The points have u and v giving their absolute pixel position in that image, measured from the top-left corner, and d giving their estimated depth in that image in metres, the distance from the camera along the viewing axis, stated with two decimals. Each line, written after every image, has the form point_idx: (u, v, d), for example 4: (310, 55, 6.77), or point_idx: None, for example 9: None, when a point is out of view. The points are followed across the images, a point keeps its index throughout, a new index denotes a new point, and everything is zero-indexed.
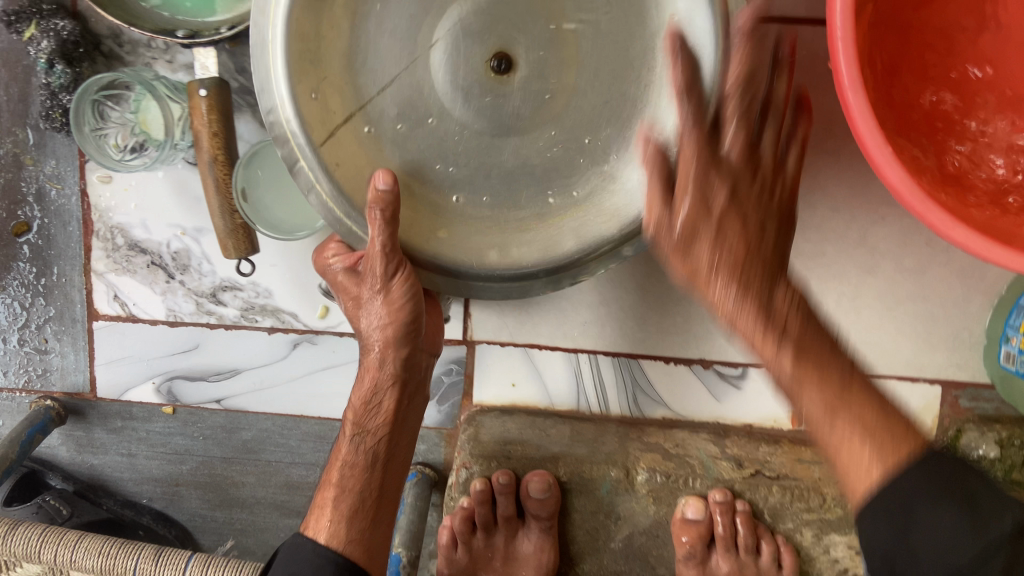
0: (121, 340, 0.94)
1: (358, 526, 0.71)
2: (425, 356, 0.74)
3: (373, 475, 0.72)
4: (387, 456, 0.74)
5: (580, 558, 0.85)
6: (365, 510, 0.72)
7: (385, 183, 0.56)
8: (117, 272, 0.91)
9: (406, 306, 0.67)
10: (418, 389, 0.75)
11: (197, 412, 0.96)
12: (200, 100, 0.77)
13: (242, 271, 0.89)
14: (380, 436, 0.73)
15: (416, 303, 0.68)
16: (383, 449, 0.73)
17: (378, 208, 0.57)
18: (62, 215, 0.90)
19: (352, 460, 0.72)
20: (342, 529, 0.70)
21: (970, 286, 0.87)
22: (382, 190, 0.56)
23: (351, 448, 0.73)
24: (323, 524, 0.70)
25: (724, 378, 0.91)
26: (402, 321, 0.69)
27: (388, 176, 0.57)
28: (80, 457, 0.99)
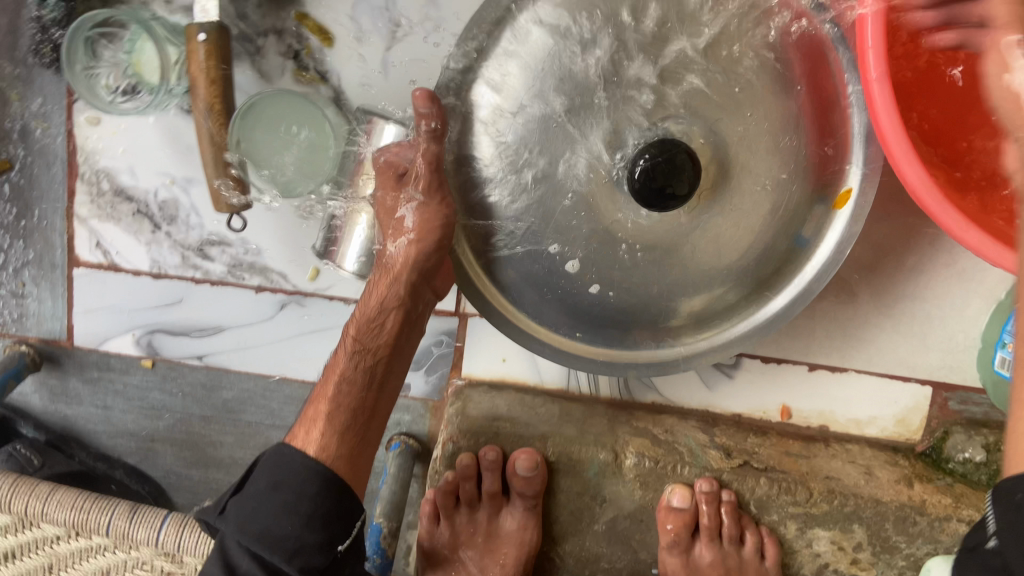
0: (101, 289, 0.91)
1: (349, 443, 0.67)
2: (431, 294, 0.72)
3: (368, 395, 0.69)
4: (383, 379, 0.70)
5: (562, 538, 0.83)
6: (356, 427, 0.67)
7: (424, 104, 0.57)
8: (100, 218, 0.88)
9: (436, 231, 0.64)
10: (417, 321, 0.73)
11: (178, 367, 0.94)
12: (199, 45, 0.74)
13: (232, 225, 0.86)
14: (378, 357, 0.70)
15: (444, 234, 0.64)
16: (378, 366, 0.70)
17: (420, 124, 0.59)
18: (46, 155, 0.86)
19: (351, 375, 0.68)
20: (331, 443, 0.65)
21: (968, 288, 0.87)
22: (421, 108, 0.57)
23: (350, 365, 0.69)
24: (314, 436, 0.66)
25: (717, 367, 0.91)
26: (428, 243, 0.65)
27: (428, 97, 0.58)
28: (53, 407, 0.96)
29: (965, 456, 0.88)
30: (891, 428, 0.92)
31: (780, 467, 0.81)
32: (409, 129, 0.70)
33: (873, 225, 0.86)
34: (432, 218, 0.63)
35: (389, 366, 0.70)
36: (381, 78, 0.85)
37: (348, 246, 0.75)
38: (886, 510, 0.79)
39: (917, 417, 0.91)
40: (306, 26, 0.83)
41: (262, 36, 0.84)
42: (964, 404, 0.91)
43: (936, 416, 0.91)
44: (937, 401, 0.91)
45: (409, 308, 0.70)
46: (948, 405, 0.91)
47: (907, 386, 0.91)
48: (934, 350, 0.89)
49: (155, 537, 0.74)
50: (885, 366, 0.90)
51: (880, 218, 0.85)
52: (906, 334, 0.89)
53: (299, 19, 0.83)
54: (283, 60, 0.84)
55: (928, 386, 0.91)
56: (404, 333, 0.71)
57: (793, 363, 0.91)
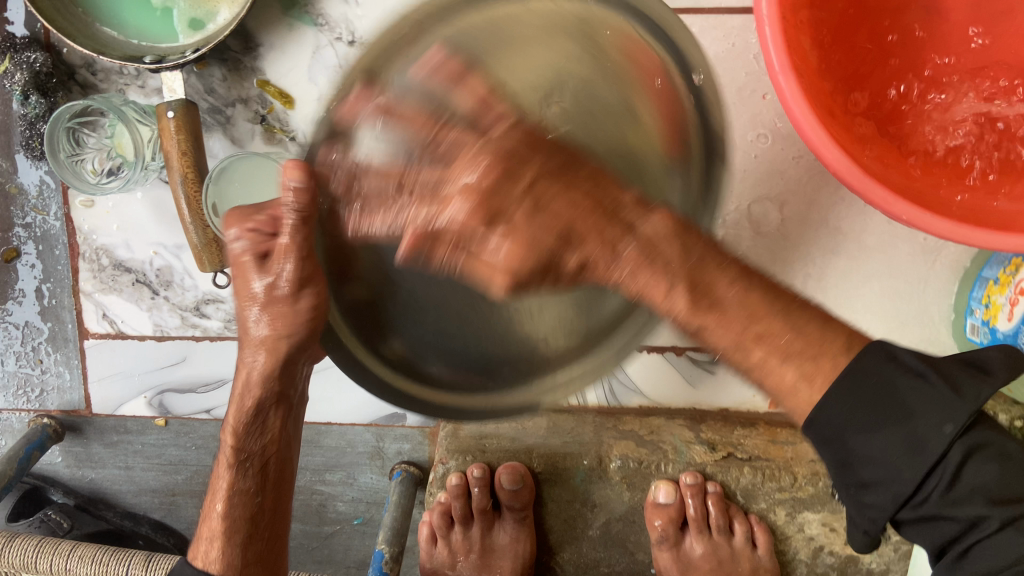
0: (111, 357, 0.97)
1: (256, 550, 0.69)
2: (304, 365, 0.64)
3: (264, 498, 0.69)
4: (279, 477, 0.70)
5: (559, 547, 0.86)
6: (260, 536, 0.69)
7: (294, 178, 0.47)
8: (103, 291, 0.95)
9: (302, 323, 0.55)
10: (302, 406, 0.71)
11: (189, 423, 1.00)
12: (169, 121, 0.81)
13: (220, 283, 0.92)
14: (266, 457, 0.68)
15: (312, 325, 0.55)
16: (266, 467, 0.69)
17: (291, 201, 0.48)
18: (49, 240, 0.93)
19: (240, 487, 0.68)
20: (232, 560, 0.67)
21: (935, 261, 0.88)
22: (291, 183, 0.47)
23: (239, 477, 0.68)
24: (213, 556, 0.67)
25: (698, 366, 0.86)
26: (297, 334, 0.56)
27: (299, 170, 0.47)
28: (80, 472, 1.03)
29: None
30: None
31: (765, 455, 0.83)
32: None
33: (831, 210, 0.87)
34: (301, 311, 0.54)
35: (281, 467, 0.70)
36: None
37: None
38: None
39: None
40: (268, 91, 0.89)
41: (231, 105, 0.90)
42: None
43: None
44: None
45: (285, 401, 0.66)
46: None
47: None
48: (910, 325, 0.91)
49: None
50: None
51: (837, 203, 0.87)
52: (880, 314, 0.91)
53: (261, 86, 0.89)
54: (252, 125, 0.91)
55: None
56: (288, 423, 0.70)
57: None
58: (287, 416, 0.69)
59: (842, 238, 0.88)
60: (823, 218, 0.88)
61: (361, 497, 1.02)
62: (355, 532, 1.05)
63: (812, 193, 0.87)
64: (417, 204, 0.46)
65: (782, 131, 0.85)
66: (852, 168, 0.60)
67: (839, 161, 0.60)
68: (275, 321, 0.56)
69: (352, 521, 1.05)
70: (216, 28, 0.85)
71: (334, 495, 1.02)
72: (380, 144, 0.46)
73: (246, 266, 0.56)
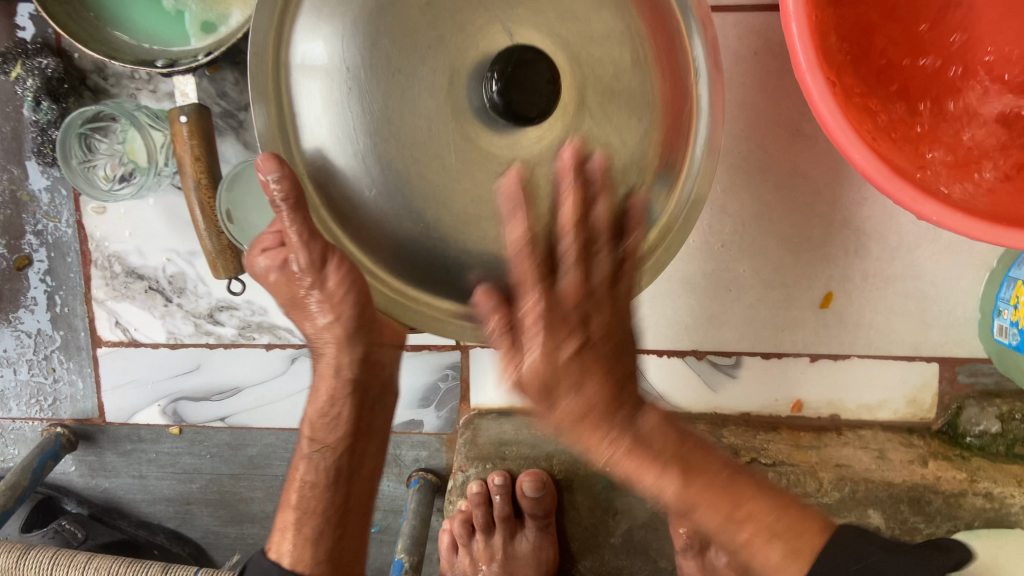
0: (124, 364, 0.96)
1: (325, 547, 0.71)
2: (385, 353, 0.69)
3: (336, 491, 0.71)
4: (350, 469, 0.72)
5: (581, 555, 0.85)
6: (331, 527, 0.72)
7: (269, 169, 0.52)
8: (116, 298, 0.94)
9: (346, 300, 0.61)
10: (383, 392, 0.72)
11: (203, 431, 0.98)
12: (182, 126, 0.79)
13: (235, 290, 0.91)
14: (339, 451, 0.71)
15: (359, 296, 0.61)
16: (340, 462, 0.71)
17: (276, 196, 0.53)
18: (60, 247, 0.92)
19: (311, 479, 0.71)
20: (306, 553, 0.70)
21: (960, 261, 0.86)
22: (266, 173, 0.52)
23: (310, 466, 0.71)
24: (286, 546, 0.71)
25: (718, 368, 0.93)
26: (346, 316, 0.63)
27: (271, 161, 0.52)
28: (94, 481, 1.02)
29: (980, 429, 0.88)
30: (902, 409, 0.92)
31: (790, 460, 0.85)
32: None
33: (853, 210, 0.86)
34: (336, 290, 0.60)
35: (352, 459, 0.72)
36: None
37: None
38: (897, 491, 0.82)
39: (928, 396, 0.91)
40: None
41: (243, 109, 0.89)
42: (974, 376, 0.90)
43: (948, 392, 0.91)
44: (946, 377, 0.90)
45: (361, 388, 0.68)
46: (958, 379, 0.90)
47: (914, 365, 0.90)
48: (935, 326, 0.89)
49: None
50: (888, 348, 0.90)
51: (859, 203, 0.86)
52: (904, 315, 0.89)
53: None
54: None
55: (934, 363, 0.90)
56: (366, 414, 0.71)
57: (794, 356, 0.91)
58: (369, 405, 0.71)
59: (864, 238, 0.87)
60: (846, 218, 0.86)
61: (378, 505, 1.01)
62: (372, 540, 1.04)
63: (834, 193, 0.86)
64: (394, 111, 0.54)
65: (803, 130, 0.84)
66: (883, 170, 0.58)
67: (867, 161, 0.58)
68: (326, 308, 0.63)
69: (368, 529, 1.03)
70: (229, 31, 0.84)
71: None
72: (319, 66, 0.55)
73: (279, 283, 0.63)
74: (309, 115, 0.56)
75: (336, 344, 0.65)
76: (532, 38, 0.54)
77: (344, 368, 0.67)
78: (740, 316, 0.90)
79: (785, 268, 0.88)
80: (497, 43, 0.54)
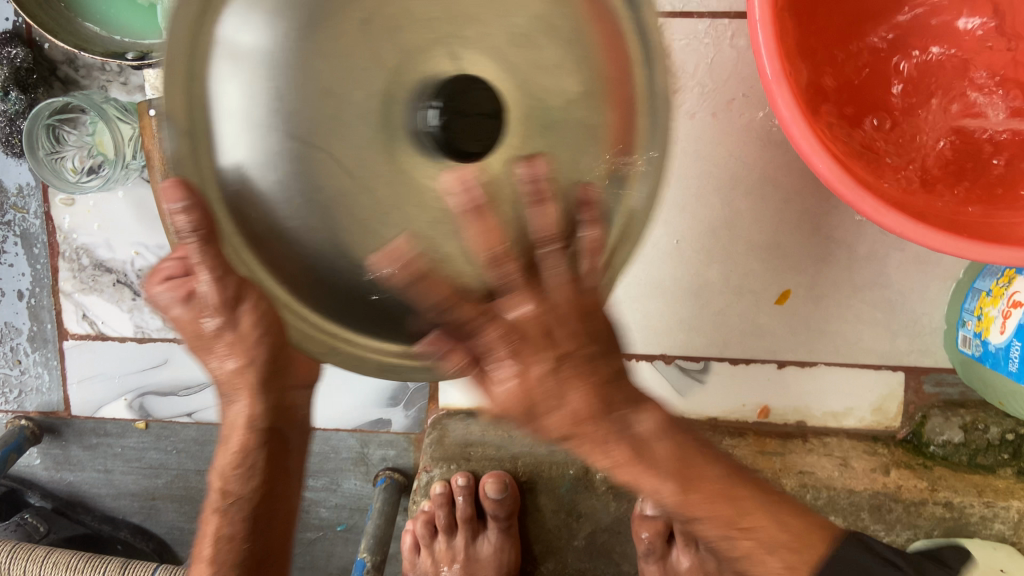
0: (92, 358, 0.95)
1: None
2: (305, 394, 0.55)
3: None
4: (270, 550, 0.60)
5: (543, 558, 0.85)
6: None
7: (176, 201, 0.39)
8: (83, 291, 0.93)
9: (261, 346, 0.48)
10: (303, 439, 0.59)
11: (170, 426, 0.98)
12: (150, 120, 0.79)
13: None
14: (245, 506, 0.57)
15: (275, 342, 0.48)
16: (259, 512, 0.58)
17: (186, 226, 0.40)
18: (28, 238, 0.92)
19: (227, 532, 0.57)
20: None
21: (927, 272, 0.87)
22: (173, 209, 0.39)
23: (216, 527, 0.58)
24: None
25: (687, 374, 0.93)
26: (259, 361, 0.49)
27: (178, 188, 0.39)
28: (58, 475, 1.01)
29: (944, 439, 0.88)
30: (868, 417, 0.92)
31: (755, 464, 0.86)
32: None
33: (823, 218, 0.86)
34: (247, 335, 0.47)
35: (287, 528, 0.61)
36: None
37: None
38: (858, 498, 0.83)
39: (894, 405, 0.91)
40: None
41: None
42: (939, 386, 0.90)
43: (913, 401, 0.91)
44: (912, 386, 0.91)
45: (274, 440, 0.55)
46: (923, 389, 0.91)
47: (880, 373, 0.91)
48: (900, 336, 0.89)
49: None
50: (854, 357, 0.90)
51: (828, 211, 0.86)
52: (870, 324, 0.89)
53: None
54: None
55: (900, 372, 0.91)
56: (283, 466, 0.58)
57: (762, 361, 0.92)
58: (277, 454, 0.57)
59: (833, 247, 0.87)
60: (814, 226, 0.86)
61: (345, 503, 1.01)
62: (338, 538, 1.03)
63: (804, 202, 0.86)
64: (316, 138, 0.41)
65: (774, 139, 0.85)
66: (845, 179, 0.58)
67: (828, 169, 0.58)
68: (237, 351, 0.48)
69: (334, 528, 1.03)
70: None
71: (316, 500, 1.01)
72: (243, 42, 0.41)
73: (185, 323, 0.47)
74: (218, 119, 0.41)
75: (247, 394, 0.51)
76: (486, 72, 0.42)
77: (258, 419, 0.53)
78: (708, 321, 0.91)
79: (754, 275, 0.89)
80: (440, 68, 0.42)
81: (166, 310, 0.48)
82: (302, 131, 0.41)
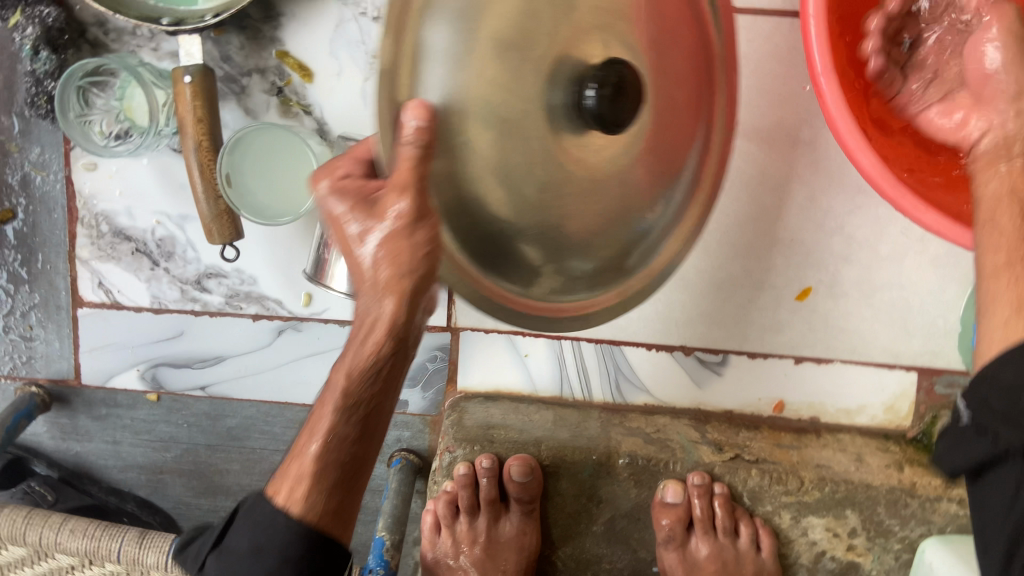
0: (105, 327, 0.94)
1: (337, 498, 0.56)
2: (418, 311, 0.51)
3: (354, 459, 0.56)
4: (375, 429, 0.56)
5: (561, 541, 0.86)
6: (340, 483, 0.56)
7: (414, 118, 0.41)
8: (100, 259, 0.91)
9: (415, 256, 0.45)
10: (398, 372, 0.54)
11: (182, 399, 0.97)
12: (185, 86, 0.77)
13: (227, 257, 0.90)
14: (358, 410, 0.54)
15: (425, 262, 0.46)
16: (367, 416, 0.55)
17: (410, 147, 0.41)
18: (47, 202, 0.90)
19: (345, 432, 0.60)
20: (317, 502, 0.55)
21: (945, 274, 0.89)
22: (410, 124, 0.41)
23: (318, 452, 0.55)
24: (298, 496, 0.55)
25: (705, 365, 0.94)
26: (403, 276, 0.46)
27: (421, 109, 0.41)
28: (65, 444, 0.99)
29: None
30: (879, 415, 0.94)
31: (771, 458, 0.83)
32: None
33: (846, 218, 0.88)
34: (417, 244, 0.45)
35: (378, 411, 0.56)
36: (363, 110, 0.89)
37: (335, 269, 0.79)
38: (877, 494, 0.81)
39: (905, 404, 0.93)
40: (287, 63, 0.87)
41: (246, 75, 0.88)
42: (950, 387, 0.92)
43: (924, 401, 0.93)
44: (924, 387, 0.93)
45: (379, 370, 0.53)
46: (935, 390, 0.92)
47: (894, 372, 0.92)
48: (915, 336, 0.91)
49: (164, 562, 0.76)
50: (869, 355, 0.92)
51: (852, 211, 0.88)
52: (887, 323, 0.91)
53: (280, 57, 0.87)
54: (268, 97, 0.88)
55: (913, 372, 0.92)
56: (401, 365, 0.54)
57: (779, 357, 0.93)
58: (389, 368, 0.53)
59: (855, 246, 0.89)
60: (838, 225, 0.88)
61: None
62: None
63: (828, 201, 0.88)
64: (510, 94, 0.44)
65: (803, 137, 0.86)
66: (886, 175, 0.60)
67: (873, 166, 0.60)
68: (387, 249, 0.46)
69: None
70: None
71: None
72: (440, 44, 0.44)
73: (338, 219, 0.48)
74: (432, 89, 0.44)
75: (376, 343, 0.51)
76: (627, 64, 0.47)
77: (382, 357, 0.51)
78: (729, 315, 0.92)
79: (777, 270, 0.90)
80: (591, 55, 0.45)
81: (328, 207, 0.49)
82: (477, 108, 0.44)
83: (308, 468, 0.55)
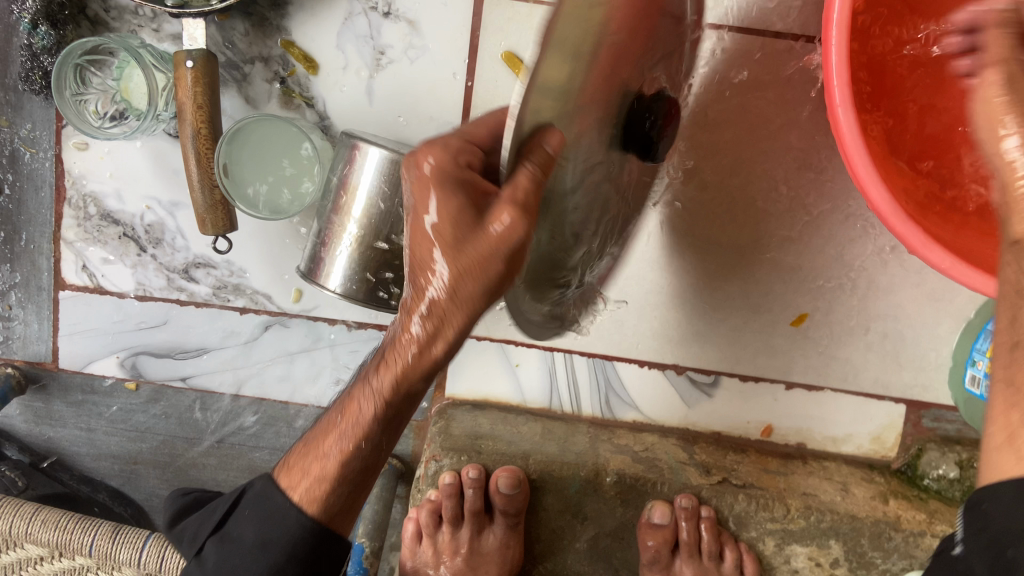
0: (87, 311, 0.91)
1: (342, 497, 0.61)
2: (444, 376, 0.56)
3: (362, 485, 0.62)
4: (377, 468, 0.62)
5: (544, 557, 0.85)
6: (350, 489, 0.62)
7: (555, 143, 0.42)
8: (87, 241, 0.89)
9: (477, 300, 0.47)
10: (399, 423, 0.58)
11: (162, 390, 0.94)
12: (187, 71, 0.75)
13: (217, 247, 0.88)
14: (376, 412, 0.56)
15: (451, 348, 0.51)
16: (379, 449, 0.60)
17: (535, 167, 0.42)
18: (34, 179, 0.87)
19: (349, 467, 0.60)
20: (320, 494, 0.61)
21: (940, 309, 0.89)
22: (551, 147, 0.42)
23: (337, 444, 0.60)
24: (315, 491, 0.61)
25: (696, 386, 0.93)
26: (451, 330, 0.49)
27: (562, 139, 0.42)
28: (38, 429, 0.96)
29: (939, 473, 0.91)
30: (865, 445, 0.94)
31: (758, 483, 0.83)
32: (390, 154, 0.75)
33: (847, 247, 0.87)
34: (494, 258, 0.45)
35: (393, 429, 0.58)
36: (366, 106, 0.87)
37: (332, 267, 0.79)
38: (862, 526, 0.81)
39: (891, 435, 0.93)
40: (292, 53, 0.84)
41: (249, 62, 0.85)
42: (937, 422, 0.93)
43: (910, 433, 0.93)
44: (911, 419, 0.93)
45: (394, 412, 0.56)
46: (922, 422, 0.93)
47: (882, 404, 0.93)
48: (906, 368, 0.91)
49: (138, 557, 0.75)
50: (859, 385, 0.92)
51: (854, 239, 0.87)
52: (879, 354, 0.91)
53: (285, 46, 0.85)
54: (270, 86, 0.86)
55: (901, 404, 0.92)
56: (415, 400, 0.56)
57: (771, 382, 0.93)
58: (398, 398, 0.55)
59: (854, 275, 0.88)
60: (841, 253, 0.87)
61: None
62: None
63: (830, 228, 0.87)
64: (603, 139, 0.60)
65: (814, 162, 0.85)
66: (898, 213, 0.59)
67: (885, 202, 0.59)
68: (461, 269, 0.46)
69: None
70: None
71: None
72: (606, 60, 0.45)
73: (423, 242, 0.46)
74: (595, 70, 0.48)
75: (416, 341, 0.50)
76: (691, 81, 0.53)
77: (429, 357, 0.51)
78: (724, 336, 0.91)
79: (774, 295, 0.89)
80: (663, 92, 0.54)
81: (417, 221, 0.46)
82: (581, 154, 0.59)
83: (330, 471, 0.60)
